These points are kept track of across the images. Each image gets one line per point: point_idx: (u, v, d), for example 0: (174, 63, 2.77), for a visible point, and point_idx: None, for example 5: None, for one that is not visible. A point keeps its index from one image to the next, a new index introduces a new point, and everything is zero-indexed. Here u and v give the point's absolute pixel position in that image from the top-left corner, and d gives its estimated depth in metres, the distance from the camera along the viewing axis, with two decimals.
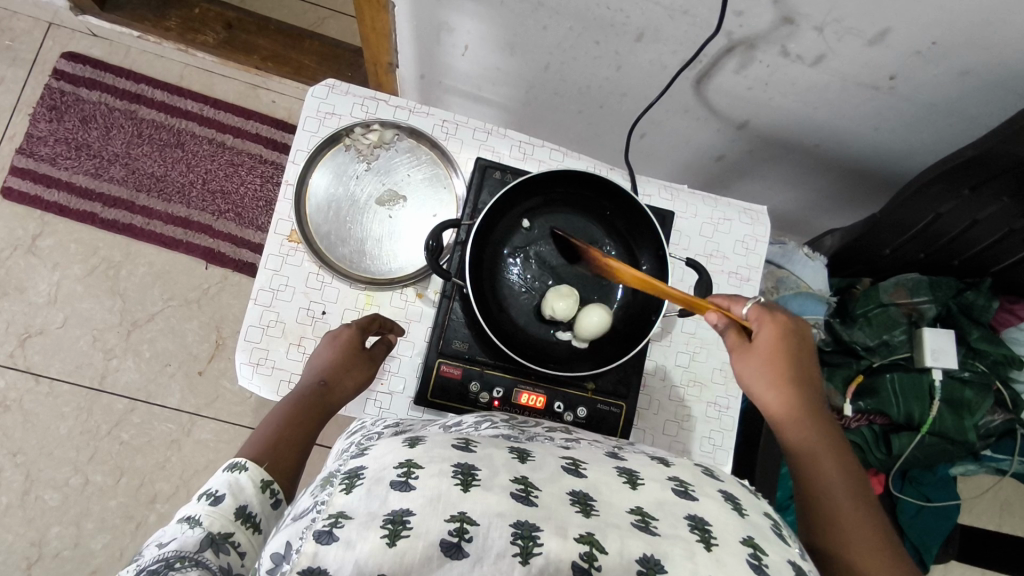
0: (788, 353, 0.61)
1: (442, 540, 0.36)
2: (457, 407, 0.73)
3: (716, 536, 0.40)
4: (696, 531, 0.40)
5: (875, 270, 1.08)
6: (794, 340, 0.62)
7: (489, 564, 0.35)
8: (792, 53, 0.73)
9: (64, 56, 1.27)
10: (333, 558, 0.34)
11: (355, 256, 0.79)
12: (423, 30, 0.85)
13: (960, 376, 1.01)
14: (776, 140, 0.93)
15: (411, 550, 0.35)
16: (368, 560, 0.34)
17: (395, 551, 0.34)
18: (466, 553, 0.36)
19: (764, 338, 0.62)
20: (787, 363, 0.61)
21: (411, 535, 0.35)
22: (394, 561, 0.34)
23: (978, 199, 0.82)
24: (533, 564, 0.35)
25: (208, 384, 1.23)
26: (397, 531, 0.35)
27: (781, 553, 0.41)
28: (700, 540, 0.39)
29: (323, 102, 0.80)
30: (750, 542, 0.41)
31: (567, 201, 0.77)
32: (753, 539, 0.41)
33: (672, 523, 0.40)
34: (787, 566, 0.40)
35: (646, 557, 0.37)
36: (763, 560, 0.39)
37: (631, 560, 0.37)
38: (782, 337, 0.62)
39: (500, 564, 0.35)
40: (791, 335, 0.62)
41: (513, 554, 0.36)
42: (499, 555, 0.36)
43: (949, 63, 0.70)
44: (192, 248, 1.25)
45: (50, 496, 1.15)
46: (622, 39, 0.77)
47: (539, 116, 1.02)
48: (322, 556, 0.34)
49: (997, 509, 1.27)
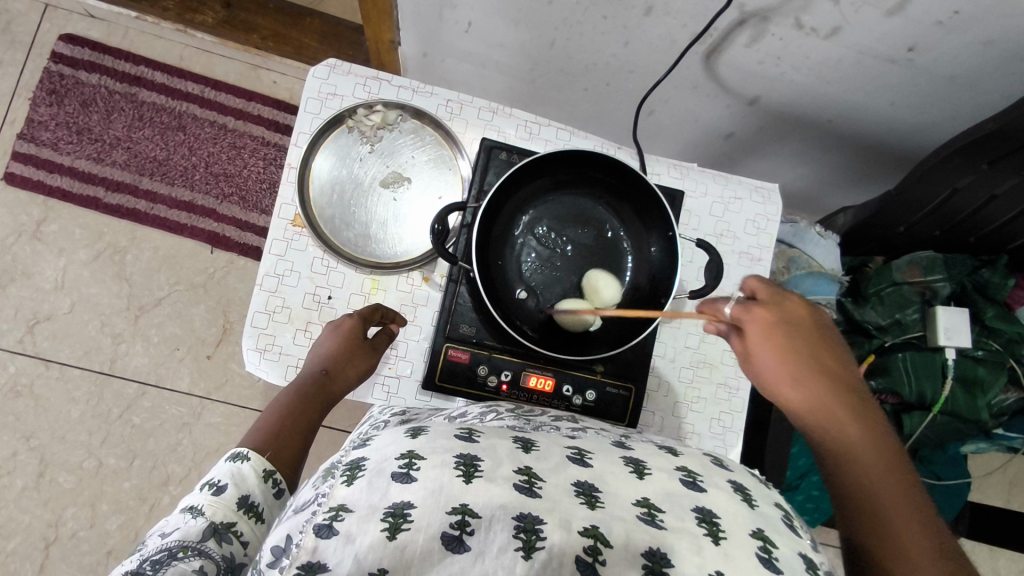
0: (791, 345, 0.58)
1: (444, 533, 0.35)
2: (465, 391, 0.73)
3: (725, 529, 0.39)
4: (704, 525, 0.39)
5: (889, 248, 1.06)
6: (801, 333, 0.59)
7: (491, 557, 0.35)
8: (806, 25, 0.70)
9: (61, 38, 1.26)
10: (333, 552, 0.33)
11: (360, 240, 0.78)
12: (425, 6, 0.82)
13: (975, 354, 1.00)
14: (787, 116, 0.91)
15: (412, 543, 0.34)
16: (367, 553, 0.33)
17: (396, 546, 0.34)
18: (467, 548, 0.35)
19: (755, 337, 0.59)
20: (801, 358, 0.58)
21: (412, 528, 0.35)
22: (394, 555, 0.34)
23: (997, 173, 0.80)
24: (536, 558, 0.35)
25: (216, 368, 1.23)
26: (397, 524, 0.35)
27: (791, 546, 0.40)
28: (709, 534, 0.38)
29: (325, 83, 0.78)
30: (761, 534, 0.40)
31: (576, 181, 0.76)
32: (763, 530, 0.40)
33: (679, 515, 0.39)
34: (798, 559, 0.40)
35: (651, 551, 0.37)
36: (774, 553, 0.39)
37: (637, 553, 0.37)
38: (771, 333, 0.59)
39: (502, 558, 0.35)
40: (786, 314, 0.59)
41: (515, 547, 0.35)
42: (501, 549, 0.35)
43: (970, 33, 0.67)
44: (197, 232, 1.24)
45: (64, 479, 1.17)
46: (630, 12, 0.75)
47: (545, 94, 1.00)
48: (322, 550, 0.33)
49: (1007, 486, 1.27)
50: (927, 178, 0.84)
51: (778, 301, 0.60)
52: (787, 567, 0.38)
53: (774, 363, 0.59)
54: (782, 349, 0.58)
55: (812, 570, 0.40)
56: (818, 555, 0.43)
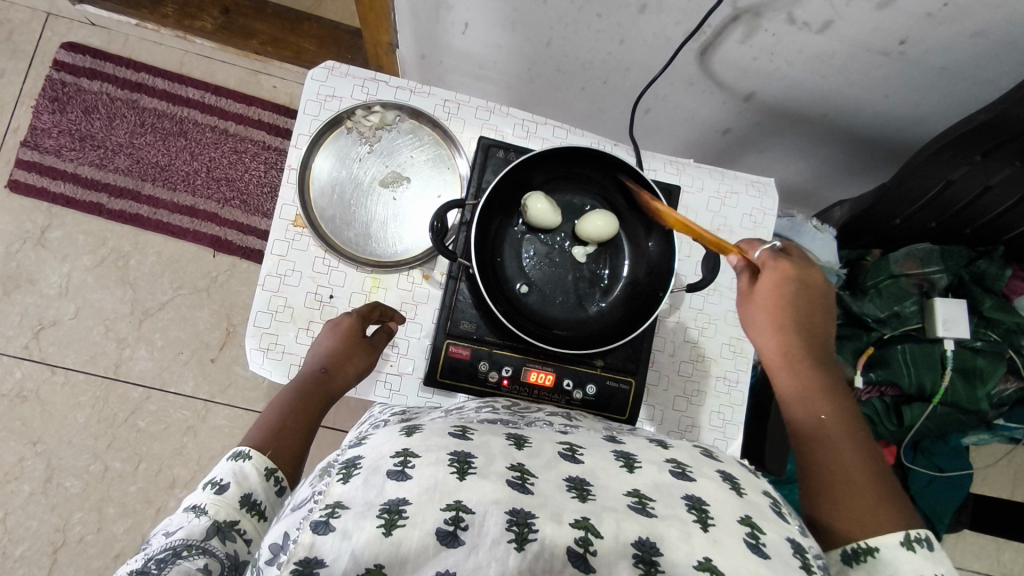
0: (793, 300, 0.62)
1: (438, 529, 0.36)
2: (466, 387, 0.74)
3: (713, 516, 0.40)
4: (693, 511, 0.40)
5: (885, 241, 1.06)
6: (801, 291, 0.63)
7: (485, 551, 0.36)
8: (798, 20, 0.71)
9: (63, 46, 1.27)
10: (330, 549, 0.34)
11: (360, 239, 0.79)
12: (422, 8, 0.83)
13: (972, 345, 1.01)
14: (783, 111, 0.92)
15: (407, 539, 0.35)
16: (364, 549, 0.34)
17: (392, 541, 0.35)
18: (462, 542, 0.36)
19: (766, 285, 0.63)
20: (790, 315, 0.62)
21: (407, 525, 0.35)
22: (390, 551, 0.34)
23: (991, 163, 0.81)
24: (528, 549, 0.36)
25: (220, 371, 1.24)
26: (393, 520, 0.35)
27: (780, 532, 0.41)
28: (698, 520, 0.39)
29: (323, 85, 0.79)
30: (748, 520, 0.40)
31: (570, 177, 0.76)
32: (751, 517, 0.41)
33: (668, 504, 0.40)
34: (786, 545, 0.40)
35: (641, 540, 0.38)
36: (761, 538, 0.39)
37: (627, 543, 0.37)
38: (782, 285, 0.63)
39: (496, 551, 0.36)
40: (803, 280, 0.63)
41: (508, 540, 0.36)
42: (495, 542, 0.36)
43: (961, 24, 0.68)
44: (200, 236, 1.26)
45: (71, 483, 1.17)
46: (624, 11, 0.76)
47: (542, 93, 1.01)
48: (319, 546, 0.34)
49: (1010, 478, 1.27)
50: (920, 170, 0.84)
51: (801, 266, 0.64)
52: (774, 552, 0.39)
53: (767, 313, 0.63)
54: (787, 302, 0.62)
55: (800, 554, 0.41)
56: (806, 540, 0.43)
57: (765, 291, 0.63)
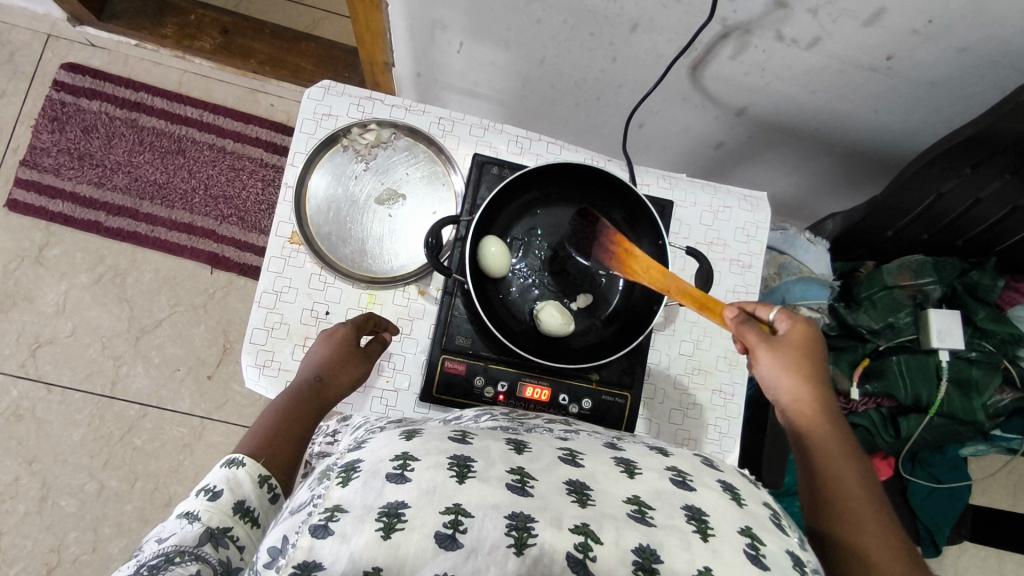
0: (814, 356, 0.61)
1: (437, 532, 0.36)
2: (461, 403, 0.74)
3: (713, 526, 0.40)
4: (693, 522, 0.40)
5: (878, 253, 1.07)
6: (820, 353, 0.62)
7: (484, 554, 0.35)
8: (787, 37, 0.72)
9: (63, 66, 1.28)
10: (328, 552, 0.34)
11: (356, 256, 0.79)
12: (418, 27, 0.85)
13: (967, 356, 1.01)
14: (774, 125, 0.93)
15: (406, 542, 0.35)
16: (362, 553, 0.34)
17: (390, 545, 0.35)
18: (460, 545, 0.35)
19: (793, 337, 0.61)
20: (812, 366, 0.60)
21: (406, 527, 0.35)
22: (389, 555, 0.34)
23: (980, 175, 0.82)
24: (528, 554, 0.36)
25: (218, 388, 1.24)
26: (391, 524, 0.35)
27: (780, 544, 0.41)
28: (697, 531, 0.39)
29: (319, 103, 0.80)
30: (748, 531, 0.40)
31: (566, 194, 0.77)
32: (750, 528, 0.41)
33: (669, 513, 0.40)
34: (786, 557, 0.40)
35: (641, 547, 0.37)
36: (761, 550, 0.40)
37: (627, 550, 0.37)
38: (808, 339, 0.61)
39: (495, 555, 0.35)
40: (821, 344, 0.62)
41: (507, 544, 0.36)
42: (494, 545, 0.36)
43: (945, 40, 0.69)
44: (197, 253, 1.26)
45: (66, 503, 1.17)
46: (616, 29, 0.77)
47: (537, 110, 1.03)
48: (318, 549, 0.34)
49: (1009, 489, 1.26)
50: (911, 183, 0.85)
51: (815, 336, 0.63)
52: (774, 563, 0.39)
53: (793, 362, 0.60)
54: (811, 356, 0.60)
55: (799, 568, 0.41)
56: (805, 553, 0.43)
57: (793, 341, 0.60)
